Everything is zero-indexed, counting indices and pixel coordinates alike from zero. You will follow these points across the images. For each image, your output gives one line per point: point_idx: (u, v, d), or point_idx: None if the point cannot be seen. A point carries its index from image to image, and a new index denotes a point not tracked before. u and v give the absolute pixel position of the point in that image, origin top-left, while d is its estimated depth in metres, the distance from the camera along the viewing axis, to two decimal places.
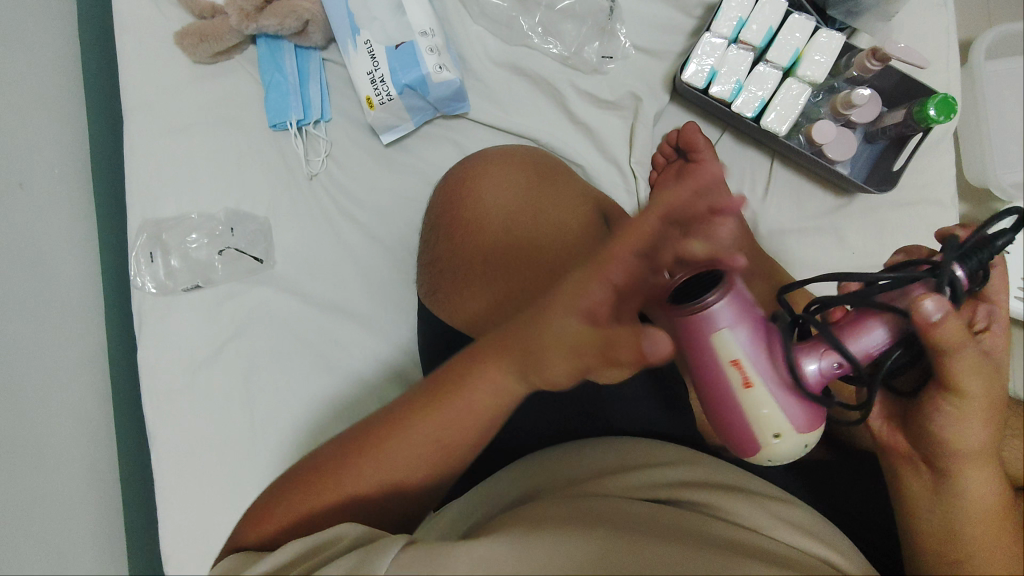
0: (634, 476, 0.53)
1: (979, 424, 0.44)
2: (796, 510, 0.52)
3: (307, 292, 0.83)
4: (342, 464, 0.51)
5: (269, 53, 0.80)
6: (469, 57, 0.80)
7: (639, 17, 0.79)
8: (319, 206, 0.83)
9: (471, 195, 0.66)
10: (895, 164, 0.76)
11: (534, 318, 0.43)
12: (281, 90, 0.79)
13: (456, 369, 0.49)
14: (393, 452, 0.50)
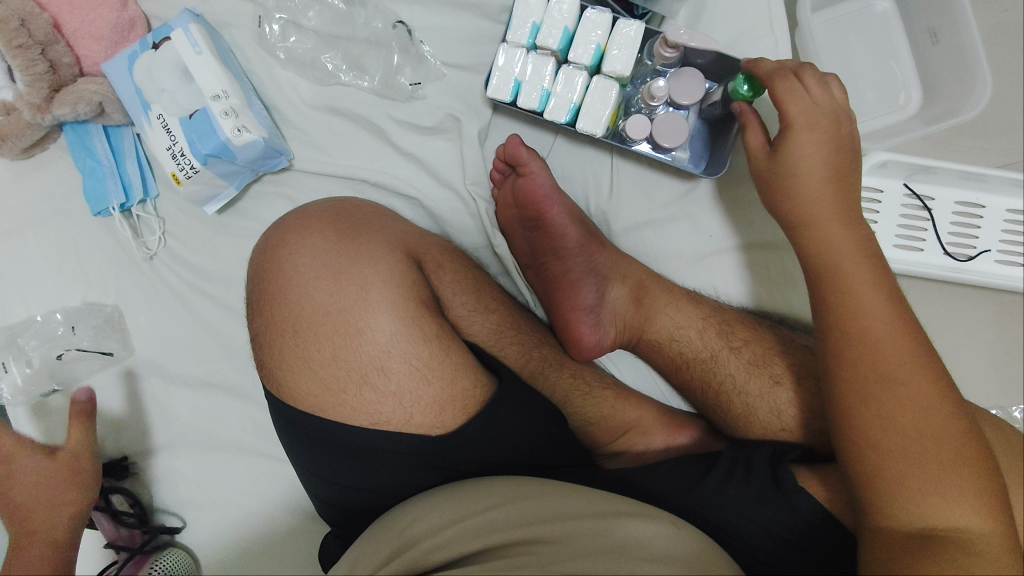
0: (492, 517, 0.59)
1: (800, 133, 0.63)
2: (650, 524, 0.59)
3: (171, 372, 0.81)
4: None
5: (78, 138, 0.77)
6: (283, 106, 0.77)
7: (446, 32, 0.75)
8: (167, 284, 0.81)
9: (277, 264, 0.63)
10: (727, 142, 0.74)
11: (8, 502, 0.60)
12: (98, 174, 0.77)
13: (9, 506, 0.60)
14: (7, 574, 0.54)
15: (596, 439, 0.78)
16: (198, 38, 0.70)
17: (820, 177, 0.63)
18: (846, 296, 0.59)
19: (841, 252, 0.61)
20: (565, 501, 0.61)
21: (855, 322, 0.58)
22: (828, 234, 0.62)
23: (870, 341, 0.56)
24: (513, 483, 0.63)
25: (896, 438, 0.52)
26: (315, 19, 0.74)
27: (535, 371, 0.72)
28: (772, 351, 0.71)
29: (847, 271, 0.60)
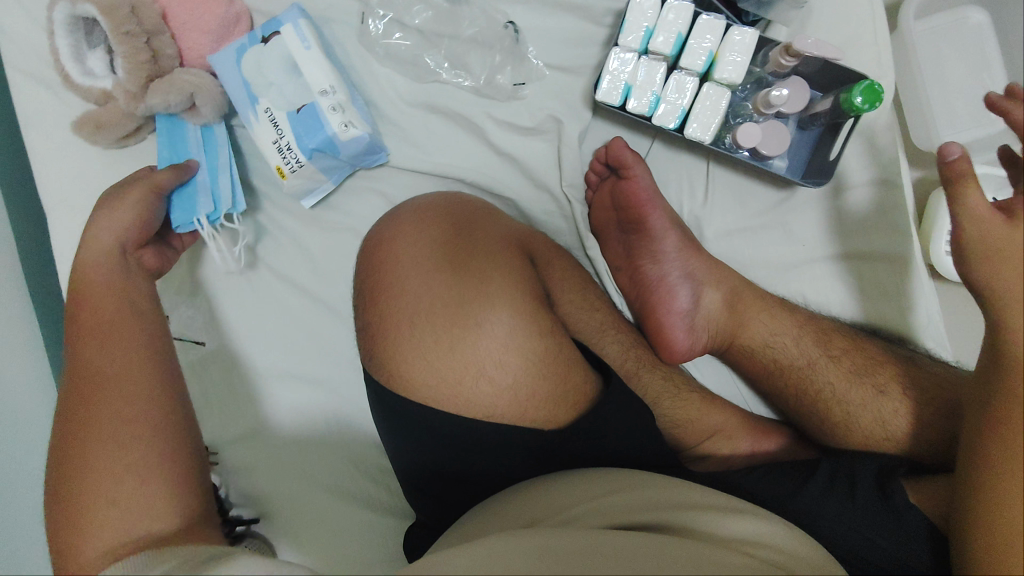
0: (600, 502, 0.58)
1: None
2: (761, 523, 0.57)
3: (259, 364, 0.82)
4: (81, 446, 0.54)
5: (168, 140, 0.75)
6: (381, 103, 0.77)
7: (549, 34, 0.75)
8: (257, 276, 0.81)
9: (390, 257, 0.65)
10: (832, 152, 0.73)
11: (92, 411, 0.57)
12: (187, 190, 0.73)
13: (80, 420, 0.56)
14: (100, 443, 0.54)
15: (681, 441, 0.78)
16: (307, 33, 0.70)
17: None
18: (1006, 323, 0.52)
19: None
20: (669, 491, 0.60)
21: (1020, 421, 0.50)
22: (1020, 315, 0.52)
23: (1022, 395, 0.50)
24: (620, 476, 0.63)
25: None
26: (419, 17, 0.75)
27: (629, 369, 0.73)
28: (872, 360, 0.71)
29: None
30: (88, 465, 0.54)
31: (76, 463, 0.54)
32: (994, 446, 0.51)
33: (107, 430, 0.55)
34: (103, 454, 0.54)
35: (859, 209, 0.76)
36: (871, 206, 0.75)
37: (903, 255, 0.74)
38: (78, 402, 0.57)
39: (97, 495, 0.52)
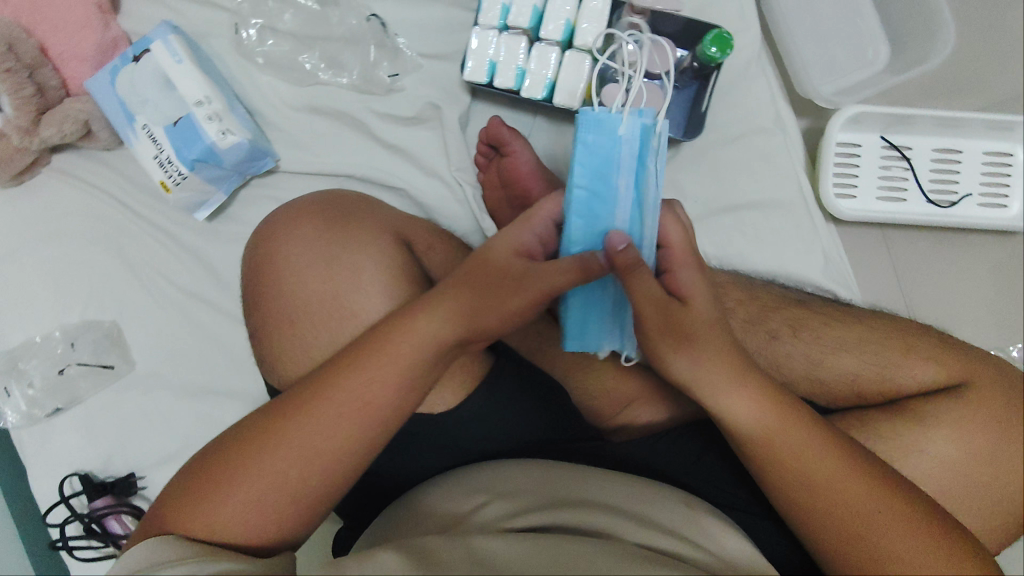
0: (501, 507, 0.61)
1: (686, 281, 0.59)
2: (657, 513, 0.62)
3: (176, 383, 0.82)
4: (258, 443, 0.52)
5: (592, 121, 0.58)
6: (265, 110, 0.78)
7: (419, 26, 0.77)
8: (164, 295, 0.81)
9: (272, 258, 0.66)
10: (703, 105, 0.74)
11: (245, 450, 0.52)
12: (594, 221, 0.58)
13: (243, 440, 0.53)
14: (256, 466, 0.51)
15: (599, 414, 0.80)
16: (178, 47, 0.72)
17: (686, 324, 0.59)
18: (760, 437, 0.59)
19: (734, 404, 0.60)
20: (568, 489, 0.63)
21: (796, 470, 0.58)
22: (725, 393, 0.60)
23: (783, 451, 0.58)
24: (523, 469, 0.66)
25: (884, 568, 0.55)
26: (290, 22, 0.77)
27: (534, 348, 0.78)
28: (767, 306, 0.72)
29: (776, 436, 0.59)
30: (235, 484, 0.51)
31: (223, 473, 0.52)
32: (799, 497, 0.58)
33: (267, 462, 0.51)
34: (257, 471, 0.51)
35: (740, 161, 0.77)
36: (752, 156, 0.77)
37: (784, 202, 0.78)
38: (291, 399, 0.54)
39: (201, 520, 0.51)
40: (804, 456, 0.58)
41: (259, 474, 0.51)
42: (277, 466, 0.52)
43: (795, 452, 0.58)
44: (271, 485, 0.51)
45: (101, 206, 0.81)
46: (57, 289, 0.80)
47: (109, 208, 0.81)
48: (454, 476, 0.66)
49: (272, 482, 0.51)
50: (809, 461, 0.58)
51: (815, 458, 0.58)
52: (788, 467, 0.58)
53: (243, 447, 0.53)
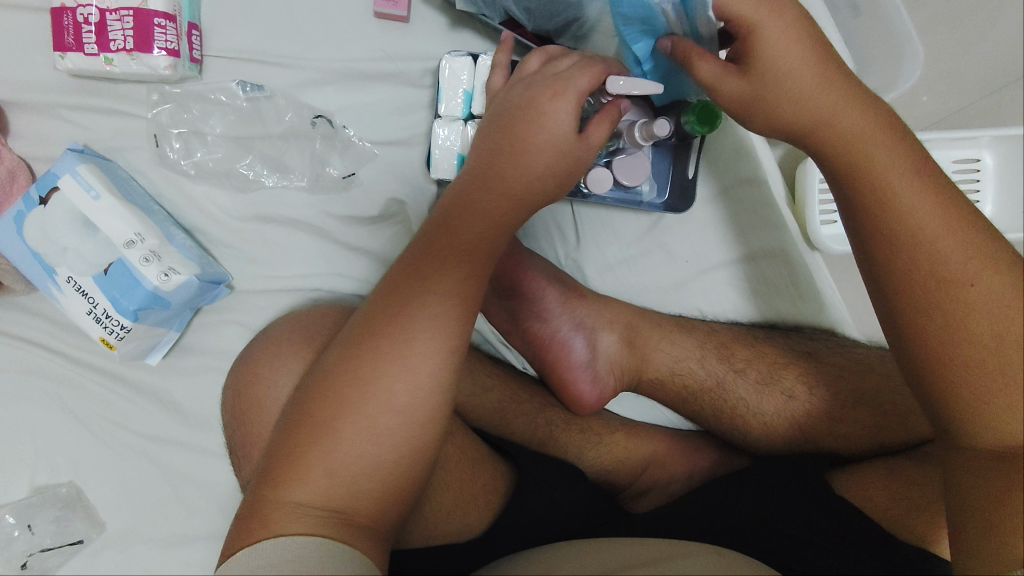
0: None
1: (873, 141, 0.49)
2: (697, 558, 0.58)
3: (155, 536, 0.73)
4: (343, 375, 0.44)
5: None
6: (206, 226, 0.69)
7: (368, 110, 0.69)
8: (123, 445, 0.72)
9: (252, 393, 0.59)
10: (688, 169, 0.74)
11: (400, 335, 0.45)
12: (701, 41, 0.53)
13: (322, 384, 0.44)
14: (355, 397, 0.43)
15: (617, 484, 0.77)
16: (92, 180, 0.61)
17: (885, 145, 0.49)
18: (935, 247, 0.46)
19: (936, 237, 0.46)
20: (598, 560, 0.58)
21: (960, 318, 0.45)
22: (915, 195, 0.47)
23: (951, 275, 0.45)
24: (547, 554, 0.61)
25: (1006, 426, 0.43)
26: (218, 125, 0.68)
27: (543, 436, 0.73)
28: (774, 363, 0.72)
29: (955, 267, 0.45)
30: (343, 429, 0.42)
31: (321, 424, 0.43)
32: (939, 345, 0.45)
33: (410, 350, 0.44)
34: (367, 410, 0.43)
35: (720, 216, 0.78)
36: (738, 209, 0.78)
37: (783, 249, 0.77)
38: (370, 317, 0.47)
39: (318, 483, 0.41)
40: (973, 278, 0.45)
41: (357, 415, 0.43)
42: (366, 408, 0.43)
43: (955, 297, 0.45)
44: (365, 426, 0.43)
45: (30, 358, 0.70)
46: None
47: (40, 360, 0.70)
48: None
49: (353, 419, 0.43)
50: (981, 282, 0.45)
51: (986, 282, 0.45)
52: (960, 277, 0.45)
53: (322, 390, 0.44)
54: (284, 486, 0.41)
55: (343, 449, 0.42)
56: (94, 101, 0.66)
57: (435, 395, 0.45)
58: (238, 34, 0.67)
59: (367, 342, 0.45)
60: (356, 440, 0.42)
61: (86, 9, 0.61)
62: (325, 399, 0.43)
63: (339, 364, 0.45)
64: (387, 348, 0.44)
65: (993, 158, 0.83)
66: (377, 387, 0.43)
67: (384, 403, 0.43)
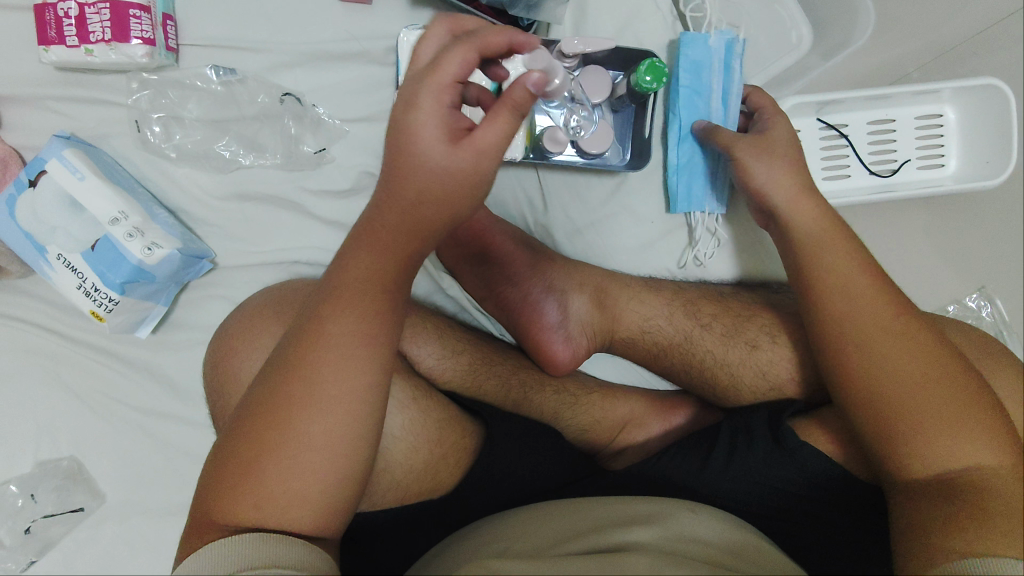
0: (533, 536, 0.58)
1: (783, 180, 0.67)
2: (674, 523, 0.60)
3: (153, 504, 0.77)
4: (267, 410, 0.47)
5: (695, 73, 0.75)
6: (188, 205, 0.73)
7: (334, 88, 0.73)
8: (119, 418, 0.76)
9: (230, 359, 0.62)
10: (646, 129, 0.75)
11: (308, 378, 0.47)
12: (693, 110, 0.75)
13: (251, 419, 0.47)
14: (273, 438, 0.46)
15: (597, 443, 0.79)
16: (77, 162, 0.65)
17: (833, 249, 0.63)
18: (874, 323, 0.58)
19: (898, 344, 0.57)
20: (573, 522, 0.61)
21: (892, 385, 0.55)
22: (830, 259, 0.63)
23: (878, 344, 0.57)
24: (530, 515, 0.63)
25: (951, 458, 0.53)
26: (195, 109, 0.72)
27: (518, 397, 0.75)
28: (738, 317, 0.74)
29: (882, 334, 0.57)
30: (298, 431, 0.46)
31: (286, 413, 0.46)
32: (885, 408, 0.55)
33: (322, 389, 0.46)
34: (313, 444, 0.46)
35: None
36: None
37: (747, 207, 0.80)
38: (292, 355, 0.48)
39: (279, 479, 0.45)
40: (899, 346, 0.56)
41: (273, 459, 0.46)
42: (283, 452, 0.46)
43: (898, 369, 0.56)
44: (281, 468, 0.46)
45: (28, 338, 0.74)
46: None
47: (38, 340, 0.74)
48: (465, 542, 0.60)
49: (269, 460, 0.46)
50: (909, 348, 0.56)
51: (913, 347, 0.56)
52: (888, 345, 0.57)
53: (249, 424, 0.47)
54: (232, 504, 0.45)
55: (280, 473, 0.45)
56: (78, 91, 0.70)
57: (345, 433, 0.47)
58: (211, 22, 0.71)
59: (301, 384, 0.46)
60: (308, 467, 0.46)
61: (66, 3, 0.65)
62: (250, 438, 0.46)
63: (272, 400, 0.47)
64: (326, 386, 0.46)
65: (955, 114, 0.85)
66: (321, 420, 0.46)
67: (330, 435, 0.46)
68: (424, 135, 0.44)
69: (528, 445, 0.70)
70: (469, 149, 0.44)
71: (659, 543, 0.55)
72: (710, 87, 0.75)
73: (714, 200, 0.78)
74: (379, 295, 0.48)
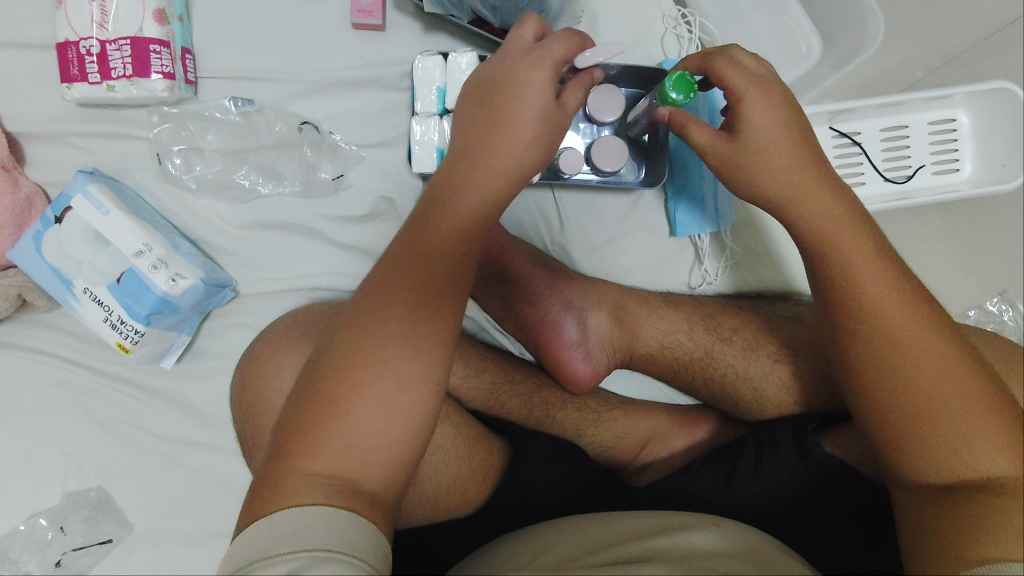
0: (557, 552, 0.58)
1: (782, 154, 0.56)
2: (696, 533, 0.59)
3: (179, 533, 0.77)
4: (341, 357, 0.46)
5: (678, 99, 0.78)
6: (210, 234, 0.74)
7: (351, 115, 0.74)
8: (145, 447, 0.76)
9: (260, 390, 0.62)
10: (661, 146, 0.75)
11: (368, 324, 0.47)
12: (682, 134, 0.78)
13: (318, 368, 0.46)
14: (357, 376, 0.45)
15: (619, 460, 0.79)
16: (101, 197, 0.66)
17: (857, 242, 0.55)
18: (890, 321, 0.52)
19: (917, 347, 0.50)
20: (594, 531, 0.61)
21: (914, 382, 0.50)
22: (847, 245, 0.55)
23: (897, 340, 0.51)
24: (558, 527, 0.64)
25: (967, 463, 0.48)
26: (215, 140, 0.73)
27: (540, 416, 0.75)
28: (759, 331, 0.74)
29: (903, 333, 0.51)
30: (368, 377, 0.46)
31: (348, 361, 0.46)
32: (904, 411, 0.50)
33: (389, 328, 0.47)
34: (374, 399, 0.45)
35: None
36: None
37: (762, 221, 0.79)
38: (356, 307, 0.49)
39: (365, 422, 0.45)
40: (919, 350, 0.50)
41: (360, 400, 0.45)
42: (372, 398, 0.45)
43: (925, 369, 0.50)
44: (370, 410, 0.45)
45: (55, 370, 0.75)
46: (28, 469, 0.74)
47: (64, 371, 0.75)
48: (491, 559, 0.60)
49: (346, 404, 0.45)
50: (927, 354, 0.50)
51: (932, 348, 0.50)
52: (907, 350, 0.51)
53: (320, 374, 0.46)
54: (310, 456, 0.44)
55: (352, 419, 0.45)
56: (100, 127, 0.72)
57: (422, 367, 0.47)
58: (228, 54, 0.72)
59: (381, 337, 0.47)
60: (377, 418, 0.45)
61: (88, 41, 0.66)
62: (322, 388, 0.46)
63: (352, 348, 0.46)
64: (410, 342, 0.47)
65: (968, 117, 0.85)
66: (388, 371, 0.46)
67: (406, 391, 0.46)
68: (540, 89, 0.52)
69: (551, 462, 0.70)
70: (563, 105, 0.53)
71: (682, 552, 0.55)
72: (695, 110, 0.77)
73: (713, 219, 0.77)
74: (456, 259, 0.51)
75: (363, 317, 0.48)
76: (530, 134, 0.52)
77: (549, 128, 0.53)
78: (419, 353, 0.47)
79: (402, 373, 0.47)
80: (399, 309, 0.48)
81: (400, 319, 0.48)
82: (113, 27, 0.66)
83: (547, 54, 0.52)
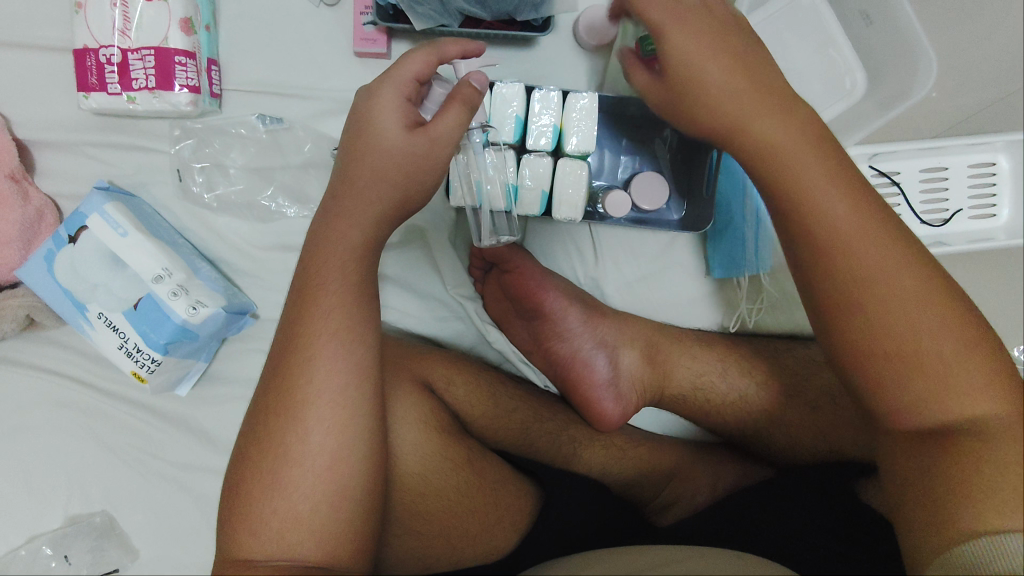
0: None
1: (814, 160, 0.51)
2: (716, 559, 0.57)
3: (183, 559, 0.74)
4: (269, 432, 0.50)
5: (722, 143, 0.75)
6: (230, 255, 0.70)
7: None
8: (151, 471, 0.73)
9: None
10: (705, 187, 0.71)
11: (295, 389, 0.50)
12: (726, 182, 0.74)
13: (252, 446, 0.50)
14: (289, 452, 0.49)
15: (642, 498, 0.77)
16: (118, 217, 0.63)
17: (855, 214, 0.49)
18: (888, 306, 0.47)
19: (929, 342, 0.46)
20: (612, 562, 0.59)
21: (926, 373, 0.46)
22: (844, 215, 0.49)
23: (899, 330, 0.47)
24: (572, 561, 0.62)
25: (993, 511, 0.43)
26: (239, 158, 0.70)
27: (567, 453, 0.73)
28: (795, 377, 0.73)
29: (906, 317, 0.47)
30: (300, 452, 0.49)
31: (281, 427, 0.49)
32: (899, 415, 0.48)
33: (319, 396, 0.49)
34: (305, 468, 0.48)
35: None
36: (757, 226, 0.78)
37: None
38: (281, 380, 0.50)
39: (299, 497, 0.48)
40: (928, 336, 0.46)
41: (294, 479, 0.48)
42: (307, 472, 0.48)
43: (884, 332, 0.47)
44: (305, 490, 0.48)
45: (60, 391, 0.71)
46: (27, 491, 0.70)
47: (70, 392, 0.71)
48: None
49: (281, 480, 0.48)
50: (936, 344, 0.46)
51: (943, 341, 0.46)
52: (912, 342, 0.46)
53: (255, 451, 0.50)
54: (244, 543, 0.48)
55: (287, 495, 0.48)
56: (116, 138, 0.67)
57: (353, 436, 0.50)
58: (256, 68, 0.68)
59: (286, 413, 0.49)
60: (305, 496, 0.48)
61: (108, 49, 0.61)
62: (261, 468, 0.49)
63: (260, 462, 0.49)
64: (314, 412, 0.49)
65: (1008, 162, 0.83)
66: (320, 440, 0.49)
67: (324, 462, 0.49)
68: (392, 131, 0.50)
69: (572, 496, 0.68)
70: (422, 135, 0.49)
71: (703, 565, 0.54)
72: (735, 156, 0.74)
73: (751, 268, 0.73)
74: (347, 324, 0.51)
75: (291, 389, 0.50)
76: (396, 161, 0.51)
77: (417, 158, 0.50)
78: (349, 415, 0.50)
79: (338, 445, 0.49)
80: (331, 377, 0.50)
81: (327, 384, 0.50)
82: (137, 35, 0.61)
83: (404, 77, 0.50)
